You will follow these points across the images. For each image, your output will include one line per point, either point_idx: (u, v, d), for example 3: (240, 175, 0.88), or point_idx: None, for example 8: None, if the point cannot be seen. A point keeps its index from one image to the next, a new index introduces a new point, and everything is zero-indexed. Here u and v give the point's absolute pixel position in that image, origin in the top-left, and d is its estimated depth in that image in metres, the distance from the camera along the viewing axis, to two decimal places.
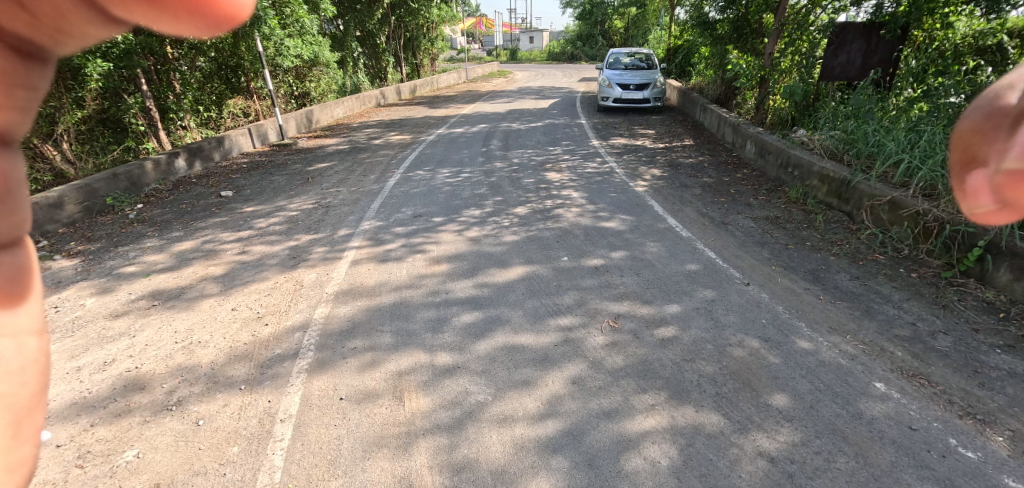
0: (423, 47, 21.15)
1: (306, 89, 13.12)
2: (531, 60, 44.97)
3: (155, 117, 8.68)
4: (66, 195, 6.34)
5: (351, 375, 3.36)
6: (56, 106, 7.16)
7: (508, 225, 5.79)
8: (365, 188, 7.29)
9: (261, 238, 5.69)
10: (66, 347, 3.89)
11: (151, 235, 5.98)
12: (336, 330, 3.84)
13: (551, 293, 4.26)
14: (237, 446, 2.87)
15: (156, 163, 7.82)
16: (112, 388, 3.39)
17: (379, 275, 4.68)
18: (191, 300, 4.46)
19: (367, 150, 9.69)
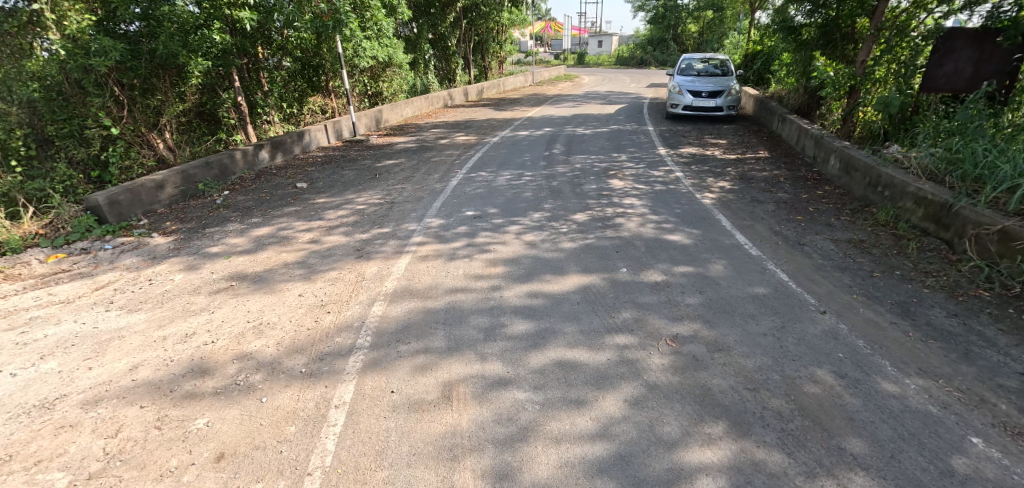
0: (492, 49, 21.42)
1: (379, 88, 13.70)
2: (599, 64, 44.37)
3: (245, 112, 9.38)
4: (167, 179, 7.00)
5: (404, 372, 3.46)
6: (162, 100, 7.91)
7: (566, 231, 5.72)
8: (428, 186, 7.49)
9: (330, 229, 5.96)
10: (156, 317, 4.28)
11: (233, 220, 6.45)
12: (392, 328, 3.97)
13: (607, 307, 4.16)
14: (295, 427, 3.03)
15: (243, 153, 8.43)
16: (190, 360, 3.68)
17: (437, 274, 4.78)
18: (263, 283, 4.75)
19: (433, 149, 9.94)
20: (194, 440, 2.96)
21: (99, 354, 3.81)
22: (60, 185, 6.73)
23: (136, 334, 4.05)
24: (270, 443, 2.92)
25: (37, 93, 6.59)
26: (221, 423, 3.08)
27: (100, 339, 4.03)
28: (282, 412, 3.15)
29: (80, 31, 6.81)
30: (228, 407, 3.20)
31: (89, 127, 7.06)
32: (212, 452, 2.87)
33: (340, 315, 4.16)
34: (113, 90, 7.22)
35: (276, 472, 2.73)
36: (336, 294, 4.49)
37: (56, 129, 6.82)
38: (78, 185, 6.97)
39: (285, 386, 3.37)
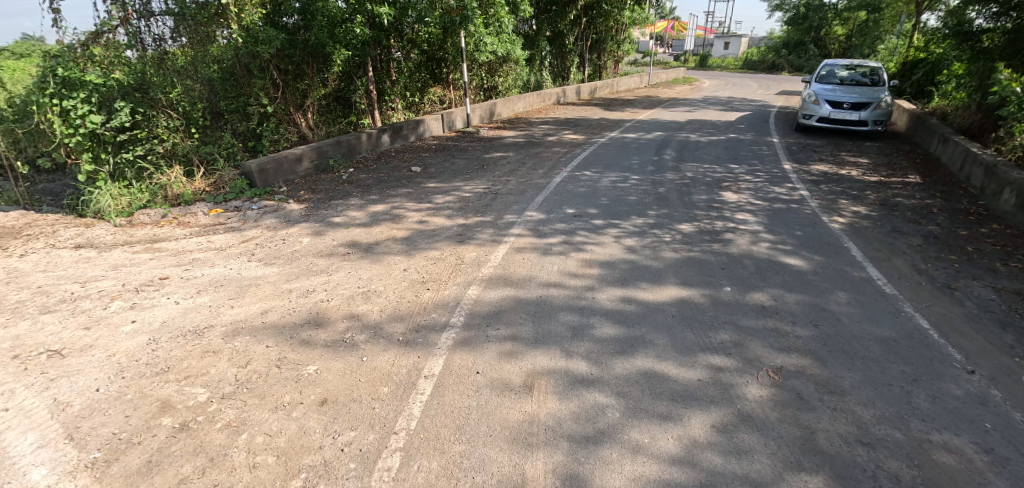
0: (609, 48, 21.09)
1: (495, 82, 14.15)
2: (723, 68, 41.69)
3: (374, 99, 10.16)
4: (304, 154, 7.89)
5: (491, 356, 3.58)
6: (309, 84, 8.91)
7: (669, 240, 5.50)
8: (532, 181, 7.60)
9: (437, 213, 6.31)
10: (285, 272, 4.86)
11: (355, 195, 7.08)
12: (484, 312, 4.12)
13: (705, 325, 3.94)
14: (387, 388, 3.28)
15: (368, 135, 9.19)
16: (308, 313, 4.14)
17: (532, 267, 4.86)
18: (374, 254, 5.18)
19: (541, 145, 10.06)
20: (304, 382, 3.33)
21: (239, 296, 4.44)
22: (224, 152, 7.88)
23: (269, 284, 4.64)
24: (365, 398, 3.19)
25: (216, 74, 7.84)
26: (328, 372, 3.43)
27: (241, 283, 4.69)
28: (378, 373, 3.42)
29: (252, 22, 7.83)
30: (335, 360, 3.55)
31: (251, 105, 8.17)
32: (318, 396, 3.21)
33: (437, 293, 4.40)
34: (273, 74, 8.31)
35: (367, 426, 2.98)
36: (436, 273, 4.75)
37: (226, 104, 7.97)
38: (237, 153, 8.08)
39: (384, 349, 3.66)
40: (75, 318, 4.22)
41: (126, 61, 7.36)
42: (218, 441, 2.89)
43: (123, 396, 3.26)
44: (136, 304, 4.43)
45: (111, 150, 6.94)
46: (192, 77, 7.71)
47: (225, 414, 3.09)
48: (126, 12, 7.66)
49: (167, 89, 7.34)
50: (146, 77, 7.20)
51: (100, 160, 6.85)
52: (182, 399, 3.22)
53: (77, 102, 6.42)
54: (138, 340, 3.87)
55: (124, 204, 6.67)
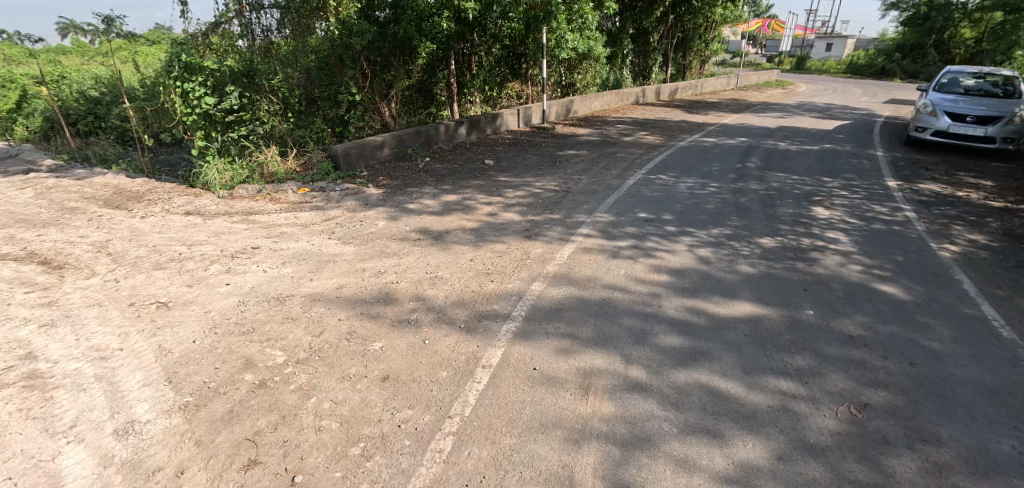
0: (695, 47, 20.20)
1: (573, 80, 14.05)
2: (823, 72, 38.53)
3: (454, 91, 10.42)
4: (386, 141, 8.27)
5: (549, 352, 3.56)
6: (395, 75, 9.34)
7: (747, 254, 5.19)
8: (605, 181, 7.47)
9: (508, 207, 6.37)
10: (360, 251, 5.14)
11: (429, 184, 7.32)
12: (546, 308, 4.11)
13: (779, 348, 3.68)
14: (446, 372, 3.37)
15: (446, 127, 9.45)
16: (378, 292, 4.34)
17: (598, 268, 4.78)
18: (443, 242, 5.34)
19: (616, 145, 9.86)
20: (370, 357, 3.51)
21: (319, 270, 4.76)
22: (315, 136, 8.44)
23: (345, 261, 4.92)
24: (425, 379, 3.30)
25: (313, 63, 8.38)
26: (392, 350, 3.58)
27: (321, 258, 5.01)
28: (439, 357, 3.52)
29: (348, 16, 8.40)
30: (399, 339, 3.69)
31: (341, 93, 8.67)
32: (381, 372, 3.36)
33: (501, 285, 4.45)
34: (363, 65, 8.78)
35: (424, 406, 3.08)
36: (501, 266, 4.80)
37: (320, 92, 8.54)
38: (326, 138, 8.63)
39: (446, 334, 3.76)
40: (180, 277, 4.75)
41: (237, 49, 8.09)
42: (290, 402, 3.12)
43: (214, 350, 3.62)
44: (230, 268, 4.89)
45: (220, 129, 7.71)
46: (293, 65, 8.28)
47: (298, 378, 3.33)
48: (241, 6, 8.40)
49: (271, 77, 7.99)
50: (253, 64, 7.85)
51: (211, 137, 7.62)
52: (263, 359, 3.51)
53: (195, 84, 7.15)
54: (230, 301, 4.27)
55: (228, 179, 7.39)
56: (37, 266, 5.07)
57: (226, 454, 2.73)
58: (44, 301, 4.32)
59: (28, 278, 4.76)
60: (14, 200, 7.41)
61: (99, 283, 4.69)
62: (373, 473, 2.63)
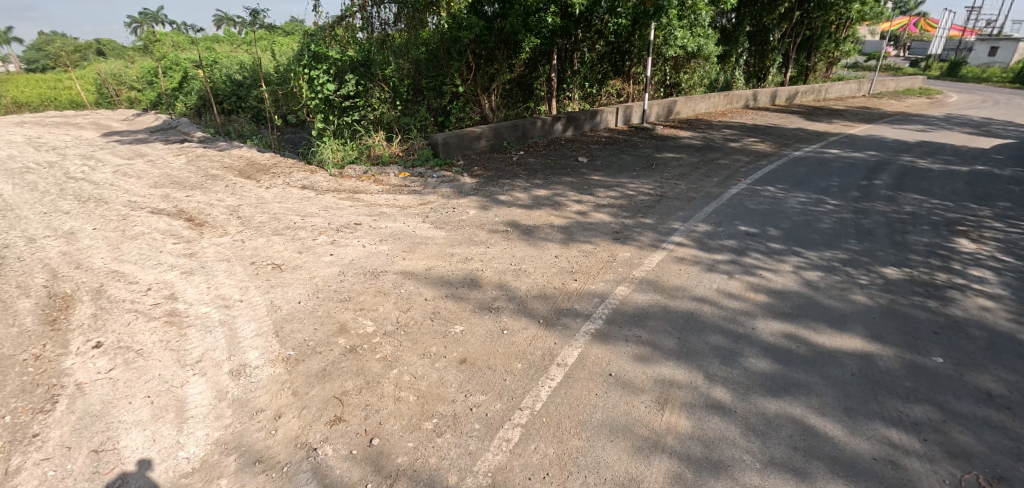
0: (823, 47, 18.32)
1: (679, 79, 13.45)
2: (981, 80, 33.21)
3: (553, 87, 10.35)
4: (483, 133, 8.51)
5: (628, 359, 3.45)
6: (497, 69, 9.45)
7: (865, 283, 4.64)
8: (704, 189, 7.07)
9: (598, 207, 6.27)
10: (450, 237, 5.34)
11: (522, 177, 7.41)
12: (629, 313, 3.98)
13: (893, 392, 3.24)
14: (521, 364, 3.40)
15: (542, 122, 9.46)
16: (464, 277, 4.49)
17: (689, 280, 4.54)
18: (531, 236, 5.37)
19: (720, 151, 9.28)
20: (450, 339, 3.64)
21: (411, 251, 5.01)
22: (418, 124, 8.91)
23: (436, 245, 5.14)
24: (500, 368, 3.36)
25: (423, 55, 8.84)
26: (470, 335, 3.68)
27: (414, 240, 5.29)
28: (515, 348, 3.56)
29: (459, 10, 8.52)
30: (479, 325, 3.79)
31: (446, 84, 9.06)
32: (458, 355, 3.48)
33: (584, 285, 4.39)
34: (467, 58, 8.98)
35: (496, 394, 3.14)
36: (586, 266, 4.74)
37: (427, 82, 9.01)
38: (429, 126, 9.08)
39: (525, 326, 3.79)
40: (293, 244, 5.26)
41: (357, 43, 8.62)
42: (375, 370, 3.34)
43: (315, 312, 3.99)
44: (334, 240, 5.32)
45: (338, 113, 8.46)
46: (405, 56, 8.79)
47: (384, 348, 3.55)
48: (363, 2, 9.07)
49: (384, 66, 8.58)
50: (370, 56, 8.54)
51: (329, 120, 8.37)
52: (355, 327, 3.79)
53: (319, 72, 7.92)
54: (332, 270, 4.65)
55: (340, 158, 8.06)
56: (185, 225, 5.93)
57: (316, 407, 3.05)
58: (187, 254, 5.15)
59: (179, 234, 5.67)
60: (171, 166, 8.70)
61: (228, 242, 5.41)
62: (442, 450, 2.76)
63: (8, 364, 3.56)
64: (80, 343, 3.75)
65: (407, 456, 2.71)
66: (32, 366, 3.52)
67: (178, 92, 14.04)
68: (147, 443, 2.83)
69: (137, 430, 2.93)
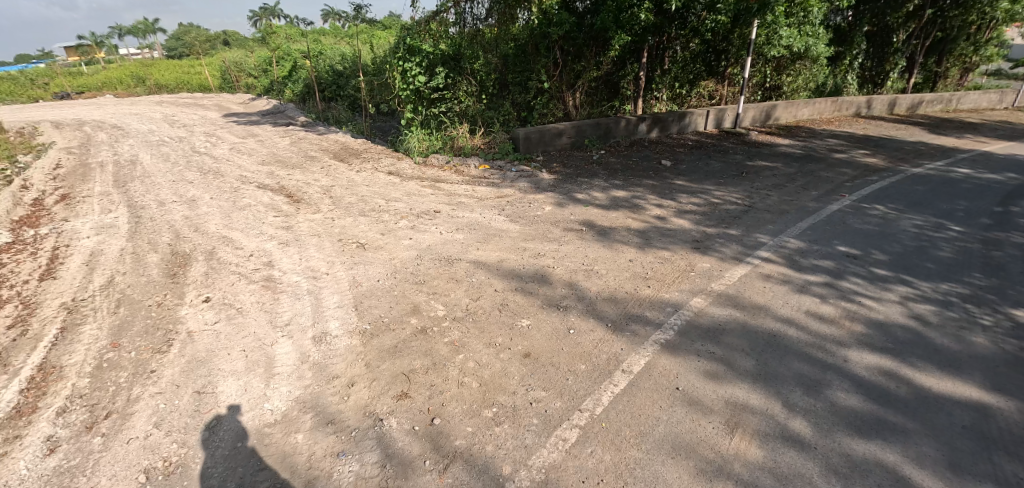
0: (959, 51, 16.18)
1: (780, 82, 12.54)
2: None
3: (641, 86, 9.90)
4: (566, 130, 8.47)
5: (698, 375, 3.29)
6: (585, 66, 9.26)
7: (989, 323, 4.04)
8: (800, 203, 6.54)
9: (680, 213, 6.00)
10: (525, 231, 5.38)
11: (601, 177, 7.28)
12: (703, 327, 3.78)
13: (1015, 452, 2.79)
14: (584, 366, 3.36)
15: (626, 124, 9.10)
16: (535, 272, 4.50)
17: (774, 299, 4.22)
18: (606, 238, 5.25)
19: (822, 162, 8.54)
20: (516, 332, 3.68)
21: (485, 242, 5.11)
22: (501, 118, 9.06)
23: (510, 238, 5.21)
24: (563, 367, 3.35)
25: (511, 50, 8.93)
26: (536, 330, 3.69)
27: (489, 231, 5.39)
28: (580, 349, 3.52)
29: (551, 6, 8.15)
30: (546, 322, 3.79)
31: (532, 80, 9.06)
32: (522, 349, 3.50)
33: (657, 293, 4.23)
34: (556, 55, 8.97)
35: (557, 393, 3.13)
36: (661, 273, 4.55)
37: (513, 78, 9.12)
38: (512, 121, 9.19)
39: (592, 328, 3.74)
40: (376, 226, 5.57)
41: (447, 36, 8.68)
42: (442, 352, 3.46)
43: (392, 291, 4.20)
44: (414, 226, 5.55)
45: (426, 104, 8.87)
46: (494, 51, 8.98)
47: (452, 333, 3.66)
48: None
49: (473, 61, 8.77)
50: (461, 49, 8.68)
51: (417, 110, 8.84)
52: (427, 309, 3.95)
53: (412, 64, 8.45)
54: (409, 253, 4.87)
55: (425, 147, 8.47)
56: (285, 200, 6.48)
57: (385, 380, 3.22)
58: (284, 227, 5.62)
59: (280, 208, 6.21)
60: (277, 146, 9.53)
61: (320, 218, 5.83)
62: (498, 439, 2.81)
63: (137, 307, 4.18)
64: (193, 297, 4.28)
65: (466, 440, 2.80)
66: (155, 311, 4.11)
67: (287, 79, 15.30)
68: (240, 391, 3.20)
69: (233, 379, 3.31)
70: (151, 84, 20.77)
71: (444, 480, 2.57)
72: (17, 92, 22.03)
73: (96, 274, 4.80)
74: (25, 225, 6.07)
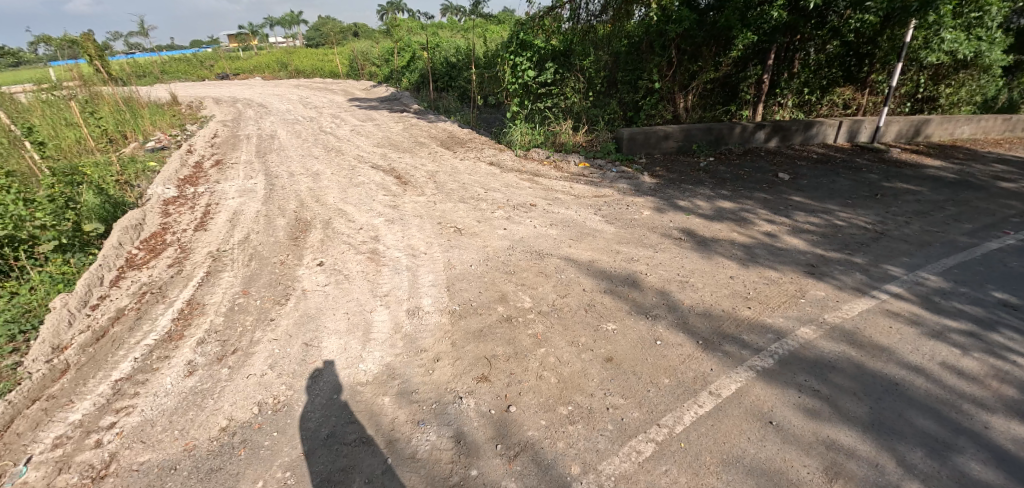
0: None
1: (936, 93, 10.90)
2: None
3: (763, 91, 8.78)
4: (673, 133, 8.07)
5: (795, 412, 2.96)
6: (702, 67, 8.53)
7: None
8: (945, 235, 5.43)
9: (793, 231, 5.26)
10: (619, 234, 5.25)
11: (706, 185, 6.80)
12: (809, 360, 3.35)
13: None
14: (668, 380, 3.20)
15: (742, 128, 8.31)
16: (626, 277, 4.37)
17: (900, 345, 3.49)
18: (706, 249, 4.90)
19: (982, 190, 7.26)
20: (600, 335, 3.61)
21: (577, 240, 5.07)
22: (607, 117, 8.83)
23: (602, 239, 5.11)
24: (645, 377, 3.23)
25: (624, 48, 8.78)
26: (620, 336, 3.60)
27: (583, 230, 5.34)
28: (665, 362, 3.36)
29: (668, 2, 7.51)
30: (632, 330, 3.66)
31: (642, 79, 8.72)
32: (604, 353, 3.43)
33: (758, 316, 3.83)
34: (671, 54, 8.39)
35: (636, 402, 3.04)
36: (764, 295, 4.08)
37: (623, 76, 8.90)
38: (617, 121, 8.99)
39: (681, 342, 3.55)
40: (474, 213, 5.77)
41: (560, 34, 8.66)
42: (524, 343, 3.51)
43: (484, 277, 4.33)
44: (509, 217, 5.66)
45: (533, 98, 9.05)
46: (605, 48, 8.84)
47: (536, 326, 3.69)
48: None
49: (583, 57, 8.73)
50: (572, 46, 8.76)
51: (524, 104, 9.08)
52: (514, 299, 4.03)
53: (523, 59, 8.71)
54: (503, 243, 4.98)
55: (527, 141, 8.61)
56: (394, 181, 6.94)
57: (468, 361, 3.34)
58: (391, 206, 6.03)
59: (389, 188, 6.66)
60: (392, 131, 10.20)
61: (424, 201, 6.16)
62: (571, 437, 2.81)
63: (266, 263, 4.74)
64: (309, 260, 4.74)
65: (538, 432, 2.83)
66: (279, 268, 4.63)
67: (405, 69, 16.23)
68: (340, 350, 3.51)
69: (336, 337, 3.64)
70: (292, 70, 23.28)
71: (512, 467, 2.63)
72: (191, 73, 26.00)
73: (237, 230, 5.51)
74: (188, 183, 7.14)
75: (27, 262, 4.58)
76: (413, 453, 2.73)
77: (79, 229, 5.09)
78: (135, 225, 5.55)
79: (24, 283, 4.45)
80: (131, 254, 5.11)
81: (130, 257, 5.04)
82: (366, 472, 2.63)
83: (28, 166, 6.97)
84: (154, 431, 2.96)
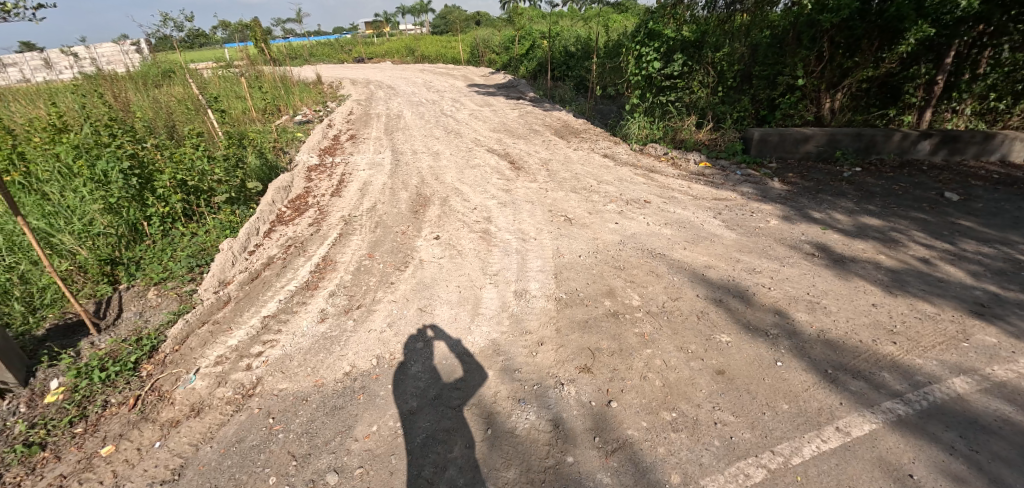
0: None
1: None
2: None
3: (936, 94, 7.11)
4: (814, 135, 7.27)
5: (940, 469, 2.57)
6: (858, 62, 7.22)
7: None
8: None
9: (959, 260, 4.47)
10: (740, 242, 4.88)
11: (849, 197, 6.04)
12: (965, 415, 2.86)
13: None
14: (787, 407, 2.93)
15: (902, 135, 7.04)
16: (744, 289, 4.06)
17: None
18: (843, 269, 4.36)
19: None
20: (712, 345, 3.40)
21: (693, 243, 4.81)
22: (735, 115, 8.11)
23: (722, 246, 4.78)
24: (761, 399, 2.99)
25: (765, 39, 7.82)
26: (734, 350, 3.37)
27: (700, 233, 5.04)
28: (785, 386, 3.07)
29: None
30: (749, 348, 3.38)
31: (783, 74, 7.66)
32: (713, 364, 3.23)
33: (904, 355, 3.33)
34: (822, 46, 7.38)
35: (747, 422, 2.83)
36: (916, 332, 3.53)
37: (760, 70, 7.91)
38: (747, 120, 8.12)
39: (805, 367, 3.21)
40: (585, 204, 5.72)
41: (693, 24, 8.32)
42: (631, 341, 3.43)
43: (592, 269, 4.30)
44: (622, 211, 5.53)
45: (655, 91, 8.77)
46: (743, 40, 8.04)
47: (643, 326, 3.59)
48: None
49: (717, 49, 8.11)
50: (706, 36, 8.18)
51: (645, 97, 8.86)
52: (622, 295, 3.94)
53: (649, 50, 8.48)
54: (613, 237, 4.89)
55: (643, 135, 8.50)
56: (507, 166, 7.11)
57: (572, 350, 3.35)
58: (504, 189, 6.19)
59: (503, 173, 6.83)
60: (507, 117, 10.41)
61: (536, 187, 6.25)
62: (673, 445, 2.71)
63: (389, 231, 5.13)
64: (427, 233, 5.05)
65: (639, 433, 2.77)
66: (400, 238, 4.98)
67: (523, 57, 16.35)
68: (450, 319, 3.71)
69: (448, 307, 3.85)
70: (418, 55, 24.60)
71: (608, 462, 2.62)
72: (333, 56, 28.80)
73: (366, 199, 6.02)
74: (328, 153, 7.97)
75: (205, 210, 5.44)
76: (511, 428, 2.82)
77: (244, 186, 5.94)
78: (286, 186, 6.32)
79: (202, 227, 5.29)
80: (281, 211, 5.82)
81: (279, 214, 5.75)
82: (467, 437, 2.78)
83: (209, 129, 8.24)
84: (291, 365, 3.38)
